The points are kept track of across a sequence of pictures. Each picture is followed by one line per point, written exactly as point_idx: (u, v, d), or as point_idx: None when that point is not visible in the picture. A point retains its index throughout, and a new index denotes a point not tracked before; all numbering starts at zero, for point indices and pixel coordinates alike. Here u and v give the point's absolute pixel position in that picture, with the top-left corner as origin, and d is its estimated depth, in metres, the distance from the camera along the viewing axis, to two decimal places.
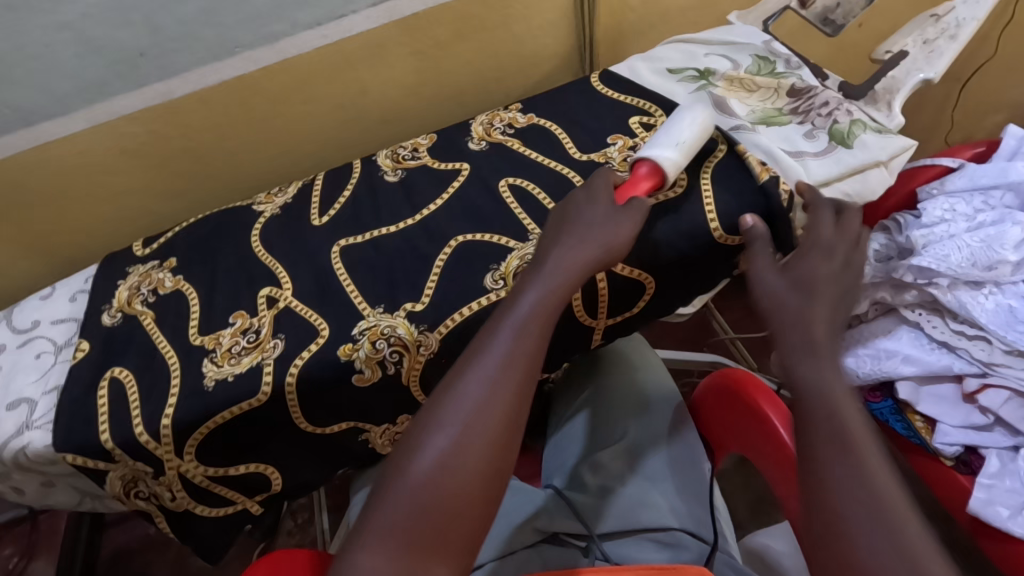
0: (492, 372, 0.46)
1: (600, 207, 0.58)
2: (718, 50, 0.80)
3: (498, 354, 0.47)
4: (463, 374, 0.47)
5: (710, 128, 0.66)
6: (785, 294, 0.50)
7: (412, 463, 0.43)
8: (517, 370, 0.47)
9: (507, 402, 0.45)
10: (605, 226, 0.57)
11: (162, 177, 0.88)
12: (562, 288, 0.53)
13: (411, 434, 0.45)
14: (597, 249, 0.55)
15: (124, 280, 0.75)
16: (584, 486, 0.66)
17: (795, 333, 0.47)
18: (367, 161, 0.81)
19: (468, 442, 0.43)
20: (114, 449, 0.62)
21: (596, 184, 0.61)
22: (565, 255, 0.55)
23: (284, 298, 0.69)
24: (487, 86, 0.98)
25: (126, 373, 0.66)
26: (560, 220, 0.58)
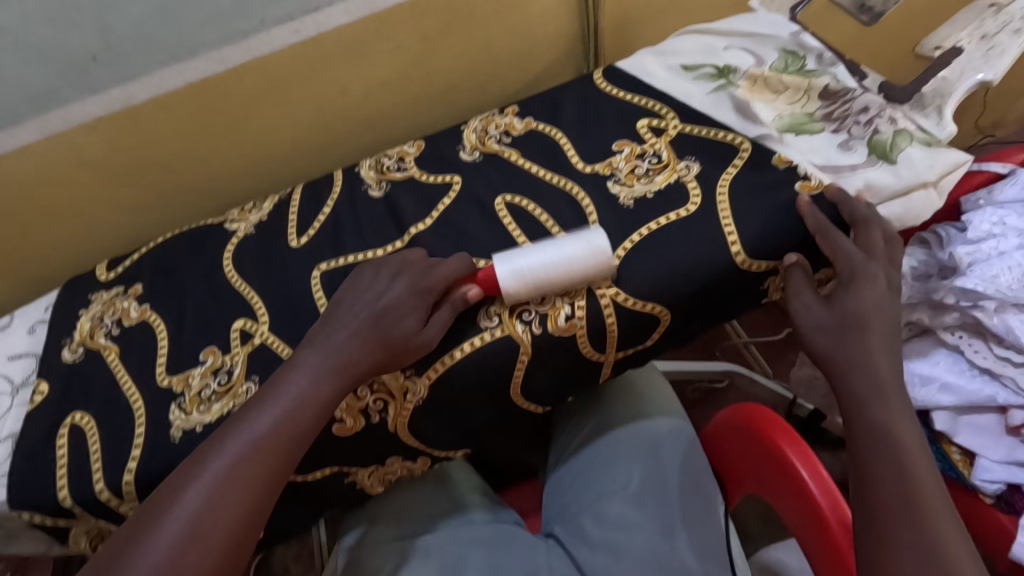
0: (241, 452, 0.46)
1: (404, 283, 0.55)
2: (739, 42, 0.71)
3: (262, 433, 0.47)
4: (229, 433, 0.47)
5: (594, 254, 0.55)
6: (836, 332, 0.51)
7: (166, 516, 0.44)
8: (263, 466, 0.46)
9: (244, 507, 0.45)
10: (396, 316, 0.53)
11: (128, 190, 0.81)
12: (328, 383, 0.50)
13: (149, 514, 0.44)
14: (374, 344, 0.52)
15: (87, 310, 0.68)
16: (587, 539, 0.61)
17: (861, 378, 0.49)
18: (349, 173, 0.74)
19: (206, 535, 0.43)
20: (74, 506, 0.57)
21: (436, 273, 0.56)
22: (338, 330, 0.53)
23: (260, 334, 0.62)
24: (482, 82, 0.90)
25: (87, 420, 0.60)
26: (341, 309, 0.55)
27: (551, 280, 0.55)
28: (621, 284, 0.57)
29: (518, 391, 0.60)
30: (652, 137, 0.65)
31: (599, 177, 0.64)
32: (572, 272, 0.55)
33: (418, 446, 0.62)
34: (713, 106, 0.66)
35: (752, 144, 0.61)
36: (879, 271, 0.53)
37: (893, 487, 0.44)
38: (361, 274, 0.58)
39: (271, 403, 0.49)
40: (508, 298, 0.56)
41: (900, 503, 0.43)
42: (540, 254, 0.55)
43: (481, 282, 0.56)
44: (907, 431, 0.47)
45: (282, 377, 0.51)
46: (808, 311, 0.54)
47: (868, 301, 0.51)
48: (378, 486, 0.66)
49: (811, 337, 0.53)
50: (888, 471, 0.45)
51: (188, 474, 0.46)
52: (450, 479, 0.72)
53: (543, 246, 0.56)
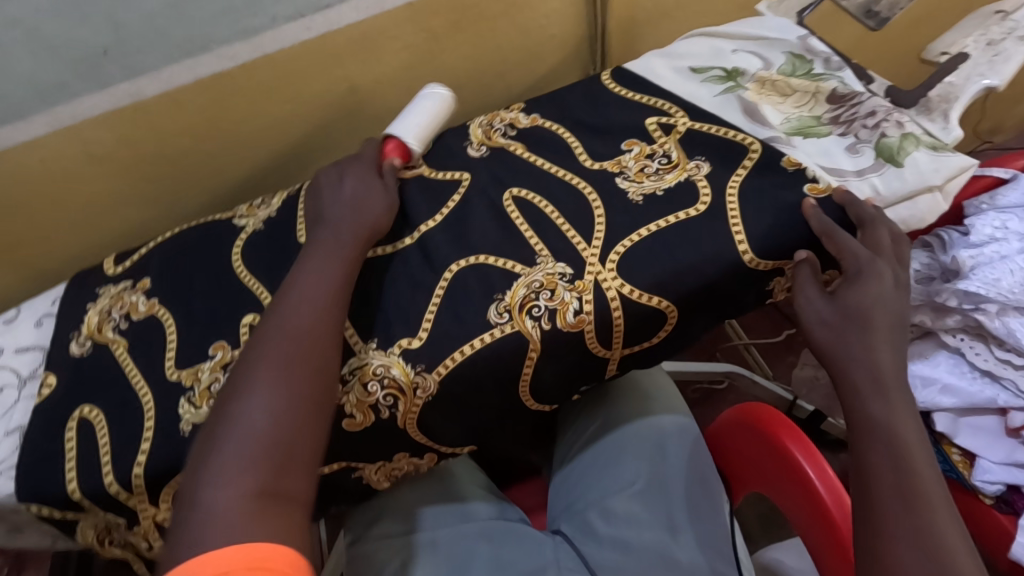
0: (294, 320, 0.51)
1: (358, 169, 0.65)
2: (746, 46, 0.72)
3: (288, 336, 0.50)
4: (273, 312, 0.52)
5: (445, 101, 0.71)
6: (839, 329, 0.52)
7: (247, 386, 0.47)
8: (318, 327, 0.51)
9: (313, 357, 0.50)
10: (368, 194, 0.63)
11: (135, 184, 0.81)
12: (342, 250, 0.57)
13: (225, 402, 0.47)
14: (365, 217, 0.60)
15: (95, 303, 0.68)
16: (594, 536, 0.61)
17: (861, 373, 0.50)
18: None
19: (290, 389, 0.47)
20: (82, 499, 0.57)
21: (365, 154, 0.67)
22: (336, 214, 0.61)
23: None
24: (489, 82, 0.90)
25: (96, 413, 0.60)
26: (318, 207, 0.62)
27: (427, 130, 0.69)
28: (626, 278, 0.57)
29: (526, 387, 0.60)
30: (660, 136, 0.66)
31: (606, 173, 0.64)
32: (434, 121, 0.70)
33: (426, 441, 0.62)
34: (722, 108, 0.66)
35: (761, 145, 0.61)
36: (885, 267, 0.53)
37: (892, 480, 0.45)
38: (315, 183, 0.66)
39: (284, 310, 0.52)
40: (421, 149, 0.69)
41: (898, 497, 0.44)
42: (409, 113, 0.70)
43: (396, 152, 0.68)
44: (907, 424, 0.48)
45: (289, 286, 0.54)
46: (811, 306, 0.54)
47: (872, 297, 0.52)
48: (384, 482, 0.67)
49: (814, 333, 0.54)
50: (887, 465, 0.46)
51: (232, 396, 0.47)
52: (455, 476, 0.73)
53: (414, 105, 0.70)
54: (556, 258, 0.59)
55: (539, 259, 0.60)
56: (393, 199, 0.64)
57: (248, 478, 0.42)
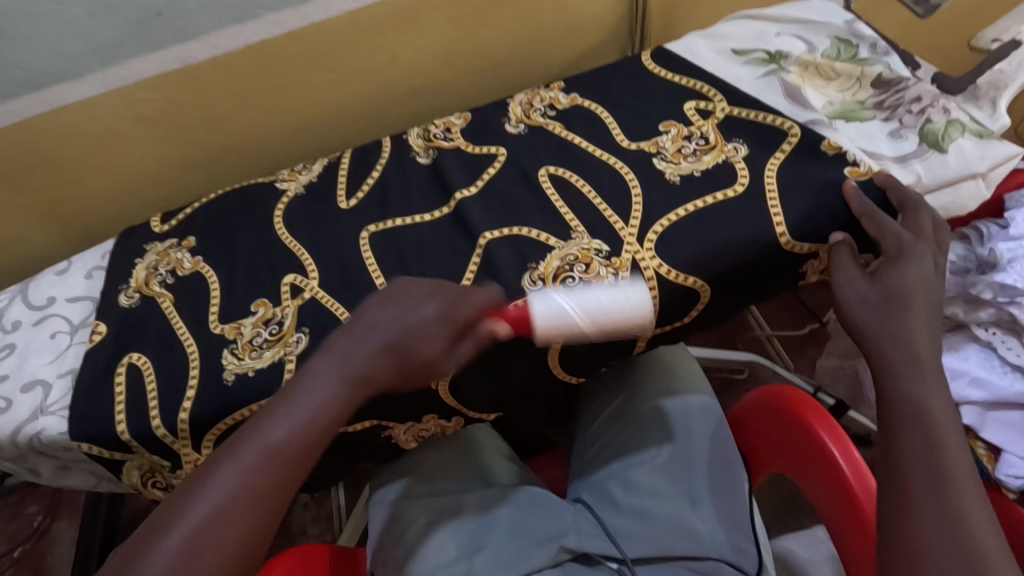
0: (246, 474, 0.43)
1: (431, 307, 0.50)
2: (791, 29, 0.71)
3: (234, 492, 0.43)
4: (231, 455, 0.44)
5: (642, 308, 0.54)
6: (877, 308, 0.52)
7: (169, 534, 0.41)
8: (262, 491, 0.43)
9: (244, 535, 0.42)
10: (424, 334, 0.49)
11: (180, 148, 0.83)
12: (324, 415, 0.46)
13: (145, 536, 0.41)
14: (384, 361, 0.49)
15: (142, 259, 0.71)
16: (614, 502, 0.63)
17: (897, 350, 0.50)
18: (397, 139, 0.75)
19: (201, 566, 0.40)
20: (131, 441, 0.59)
21: (473, 293, 0.54)
22: (354, 349, 0.49)
23: (310, 288, 0.64)
24: (526, 59, 0.91)
25: (144, 360, 0.63)
26: (360, 326, 0.50)
27: (566, 333, 0.52)
28: (664, 257, 0.58)
29: (555, 357, 0.62)
30: (698, 120, 0.66)
31: (644, 154, 0.65)
32: (621, 317, 0.53)
33: (455, 405, 0.64)
34: (762, 91, 0.66)
35: (802, 128, 0.62)
36: (926, 252, 0.53)
37: (917, 460, 0.45)
38: (386, 293, 0.52)
39: (239, 460, 0.44)
40: (544, 339, 0.52)
41: (923, 475, 0.45)
42: (568, 296, 0.53)
43: (511, 318, 0.53)
44: (942, 408, 0.47)
45: (253, 429, 0.45)
46: (852, 286, 0.55)
47: (912, 279, 0.52)
48: (412, 444, 0.69)
49: (851, 311, 0.54)
50: (917, 446, 0.46)
51: (152, 539, 0.41)
52: (480, 443, 0.75)
53: (578, 291, 0.54)
54: (592, 235, 0.60)
55: (574, 234, 0.61)
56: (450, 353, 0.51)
57: None
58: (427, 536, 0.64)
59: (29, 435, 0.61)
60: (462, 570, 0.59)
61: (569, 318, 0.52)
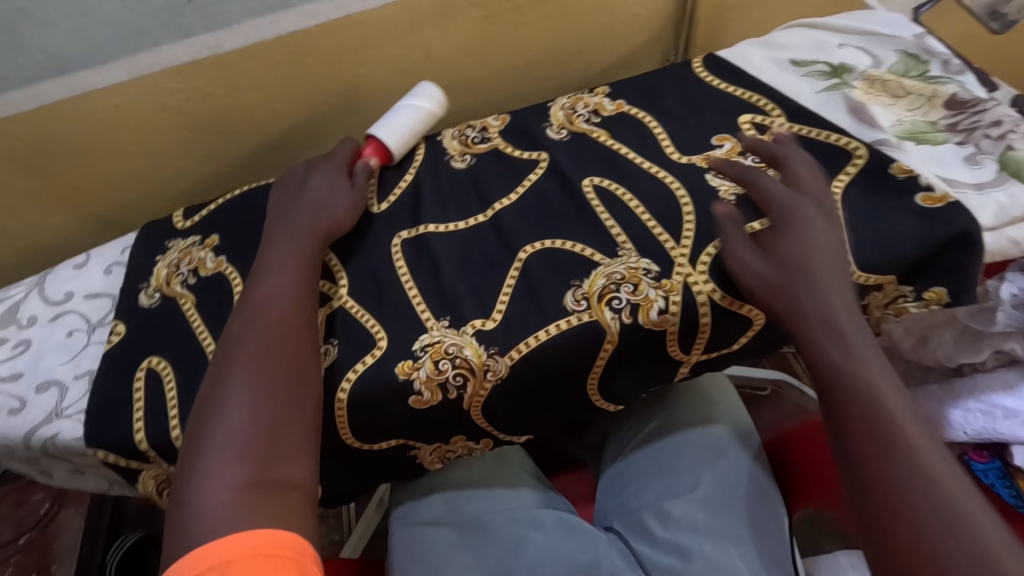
0: (261, 322, 0.52)
1: (325, 176, 0.64)
2: (854, 41, 0.69)
3: (260, 344, 0.50)
4: (240, 314, 0.53)
5: (434, 111, 0.73)
6: (784, 288, 0.50)
7: (226, 387, 0.48)
8: (278, 332, 0.52)
9: (285, 356, 0.50)
10: (331, 199, 0.62)
11: (203, 139, 0.80)
12: (298, 261, 0.57)
13: (201, 408, 0.48)
14: (308, 223, 0.60)
15: (163, 256, 0.68)
16: (649, 535, 0.60)
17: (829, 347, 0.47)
18: (432, 140, 0.72)
19: (267, 390, 0.48)
20: (148, 450, 0.57)
21: (338, 154, 0.67)
22: (288, 224, 0.60)
23: (339, 298, 0.60)
24: (566, 61, 0.87)
25: (164, 365, 0.60)
26: (282, 206, 0.63)
27: (405, 138, 0.70)
28: (719, 282, 0.55)
29: (594, 381, 0.59)
30: (754, 135, 0.62)
31: (695, 169, 0.61)
32: (425, 118, 0.72)
33: (485, 426, 0.61)
34: (825, 105, 0.63)
35: (869, 150, 0.58)
36: (793, 220, 0.53)
37: (897, 459, 0.42)
38: (287, 181, 0.66)
39: (242, 338, 0.51)
40: (398, 155, 0.70)
41: (906, 472, 0.41)
42: (383, 124, 0.70)
43: (374, 153, 0.70)
44: (894, 393, 0.45)
45: (245, 305, 0.54)
46: (750, 268, 0.52)
47: (808, 246, 0.51)
48: (437, 462, 0.66)
49: (764, 299, 0.52)
50: (894, 444, 0.42)
51: (213, 397, 0.48)
52: (509, 460, 0.72)
53: (397, 108, 0.72)
54: (639, 253, 0.57)
55: (621, 251, 0.58)
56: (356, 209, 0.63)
57: (230, 476, 0.43)
58: (454, 558, 0.62)
59: (44, 439, 0.59)
60: None
61: (409, 131, 0.70)
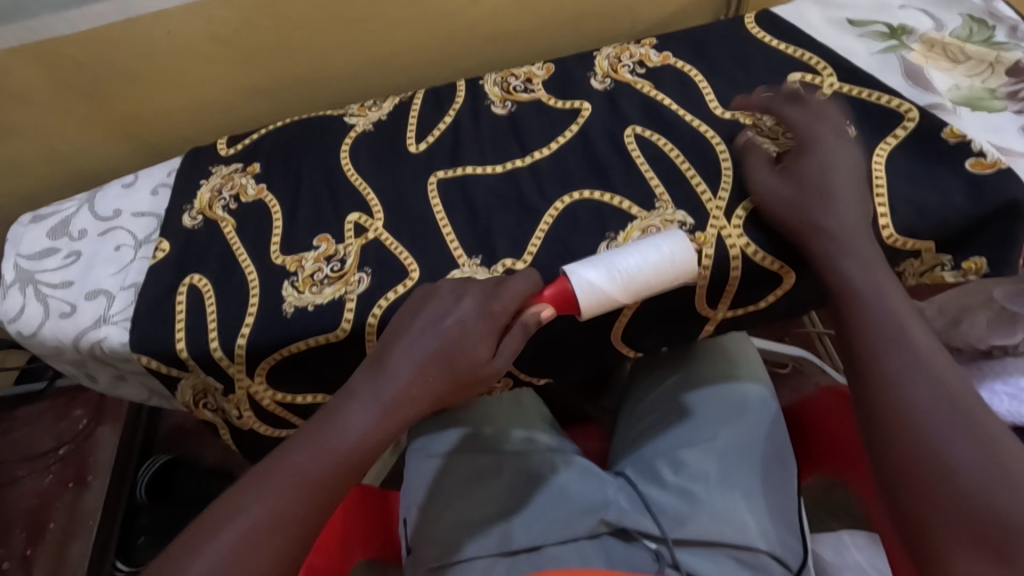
0: (316, 457, 0.45)
1: (474, 306, 0.50)
2: (918, 2, 0.67)
3: (292, 495, 0.43)
4: (319, 425, 0.47)
5: (689, 263, 0.51)
6: (801, 203, 0.52)
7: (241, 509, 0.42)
8: (329, 473, 0.45)
9: (313, 498, 0.44)
10: (472, 349, 0.49)
11: (250, 72, 0.82)
12: (396, 407, 0.48)
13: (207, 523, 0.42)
14: (433, 371, 0.48)
15: (207, 181, 0.71)
16: (660, 480, 0.62)
17: (897, 357, 0.46)
18: (473, 83, 0.72)
19: (269, 536, 0.42)
20: (189, 360, 0.60)
21: (513, 287, 0.51)
22: (409, 349, 0.49)
23: (374, 229, 0.63)
24: (615, 14, 0.85)
25: (205, 283, 0.62)
26: (409, 342, 0.50)
27: (638, 288, 0.50)
28: (753, 237, 0.55)
29: (618, 330, 0.61)
30: (802, 94, 0.61)
31: (738, 125, 0.61)
32: (665, 272, 0.51)
33: (508, 364, 0.63)
34: (879, 67, 0.62)
35: (921, 113, 0.57)
36: (850, 211, 0.52)
37: (926, 453, 0.41)
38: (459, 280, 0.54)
39: (290, 466, 0.45)
40: (585, 315, 0.52)
41: (921, 456, 0.41)
42: (600, 268, 0.51)
43: (554, 298, 0.52)
44: (918, 381, 0.44)
45: (320, 424, 0.47)
46: (765, 184, 0.55)
47: (823, 160, 0.53)
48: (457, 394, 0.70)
49: (771, 209, 0.54)
50: (921, 435, 0.42)
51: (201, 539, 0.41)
52: (526, 404, 0.75)
53: (609, 260, 0.51)
54: (675, 205, 0.57)
55: (658, 203, 0.58)
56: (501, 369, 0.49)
57: None
58: (468, 490, 0.64)
59: (92, 342, 0.62)
60: (500, 528, 0.61)
61: (608, 296, 0.50)
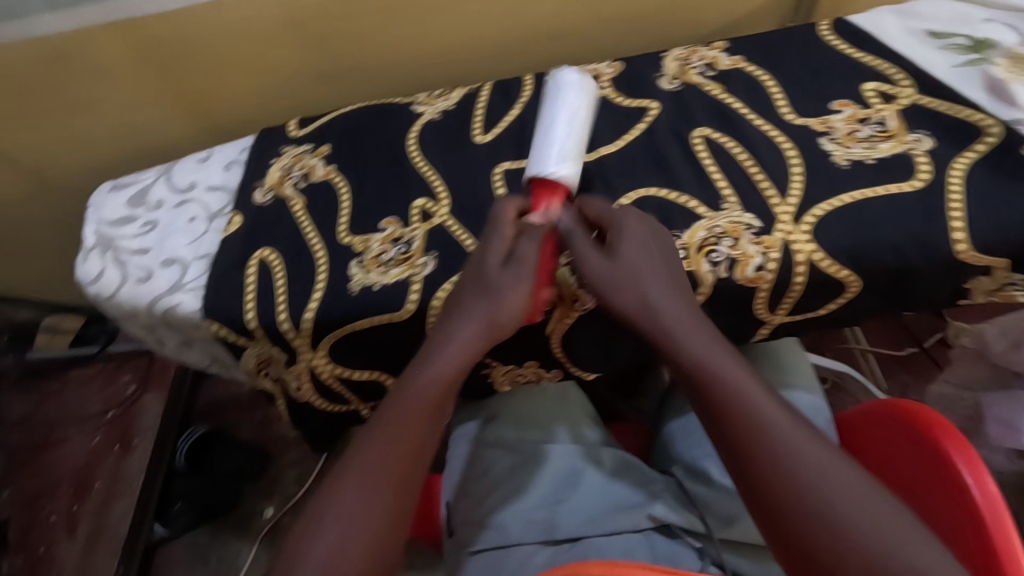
0: (392, 425, 0.46)
1: (517, 274, 0.49)
2: (1002, 17, 0.65)
3: (379, 463, 0.45)
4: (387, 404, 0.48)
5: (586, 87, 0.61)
6: (628, 288, 0.48)
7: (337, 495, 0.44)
8: (409, 436, 0.46)
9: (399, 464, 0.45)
10: (505, 309, 0.49)
11: (321, 58, 0.84)
12: (458, 359, 0.48)
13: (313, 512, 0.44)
14: (482, 329, 0.49)
15: (278, 160, 0.73)
16: (708, 481, 0.63)
17: (687, 347, 0.45)
18: (540, 78, 0.73)
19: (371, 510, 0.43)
20: (256, 329, 0.62)
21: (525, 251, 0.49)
22: (460, 321, 0.49)
23: (440, 215, 0.64)
24: (682, 16, 0.85)
25: (275, 257, 0.65)
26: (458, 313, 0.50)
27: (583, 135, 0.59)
28: (821, 242, 0.55)
29: None
30: (878, 103, 0.61)
31: (811, 131, 0.61)
32: (586, 117, 0.60)
33: (562, 355, 0.65)
34: (960, 81, 0.61)
35: (1004, 128, 0.56)
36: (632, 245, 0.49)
37: (849, 538, 0.36)
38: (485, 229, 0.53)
39: (373, 443, 0.46)
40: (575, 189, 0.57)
41: (763, 456, 0.40)
42: (560, 123, 0.58)
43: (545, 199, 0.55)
44: (827, 453, 0.40)
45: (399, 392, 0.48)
46: (592, 263, 0.49)
47: (637, 250, 0.49)
48: (504, 383, 0.72)
49: (599, 288, 0.49)
50: (838, 517, 0.37)
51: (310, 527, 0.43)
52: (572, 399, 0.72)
53: (552, 108, 0.59)
54: (743, 208, 0.57)
55: (725, 204, 0.58)
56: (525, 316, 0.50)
57: None
58: (514, 476, 0.65)
59: (166, 307, 0.65)
60: (545, 517, 0.61)
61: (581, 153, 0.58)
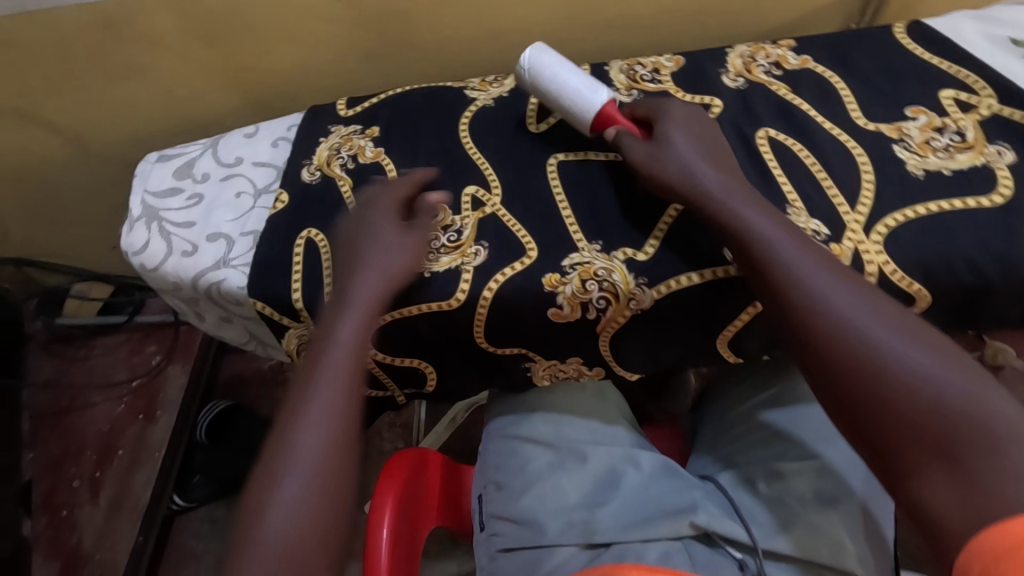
0: (329, 401, 0.48)
1: (398, 241, 0.57)
2: None
3: (324, 441, 0.46)
4: (301, 381, 0.49)
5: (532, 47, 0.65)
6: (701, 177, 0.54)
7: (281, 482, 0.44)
8: (348, 411, 0.48)
9: (345, 439, 0.47)
10: (401, 264, 0.56)
11: (370, 37, 0.82)
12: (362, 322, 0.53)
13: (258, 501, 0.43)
14: (381, 284, 0.55)
15: (326, 139, 0.72)
16: (754, 490, 0.61)
17: (759, 252, 0.50)
18: (597, 68, 0.71)
19: (320, 488, 0.44)
20: (302, 310, 0.62)
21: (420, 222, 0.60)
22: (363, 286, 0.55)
23: (491, 205, 0.63)
24: (742, 11, 0.83)
25: (321, 238, 0.64)
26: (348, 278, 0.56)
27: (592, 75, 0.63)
28: (895, 258, 0.53)
29: (722, 341, 0.62)
30: (956, 112, 0.59)
31: (883, 138, 0.58)
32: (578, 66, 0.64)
33: (608, 355, 0.64)
34: None
35: None
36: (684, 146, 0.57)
37: (924, 419, 0.40)
38: (346, 230, 0.60)
39: (307, 424, 0.46)
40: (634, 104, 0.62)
41: (835, 334, 0.44)
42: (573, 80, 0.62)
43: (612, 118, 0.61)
44: (907, 345, 0.43)
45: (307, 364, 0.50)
46: (656, 155, 0.57)
47: (684, 130, 0.58)
48: (545, 380, 0.69)
49: (674, 182, 0.55)
50: (921, 400, 0.40)
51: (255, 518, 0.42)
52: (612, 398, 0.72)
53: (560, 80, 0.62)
54: (810, 214, 0.55)
55: (791, 209, 0.56)
56: (420, 265, 0.58)
57: None
58: (551, 474, 0.64)
59: (210, 283, 0.65)
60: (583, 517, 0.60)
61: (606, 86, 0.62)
